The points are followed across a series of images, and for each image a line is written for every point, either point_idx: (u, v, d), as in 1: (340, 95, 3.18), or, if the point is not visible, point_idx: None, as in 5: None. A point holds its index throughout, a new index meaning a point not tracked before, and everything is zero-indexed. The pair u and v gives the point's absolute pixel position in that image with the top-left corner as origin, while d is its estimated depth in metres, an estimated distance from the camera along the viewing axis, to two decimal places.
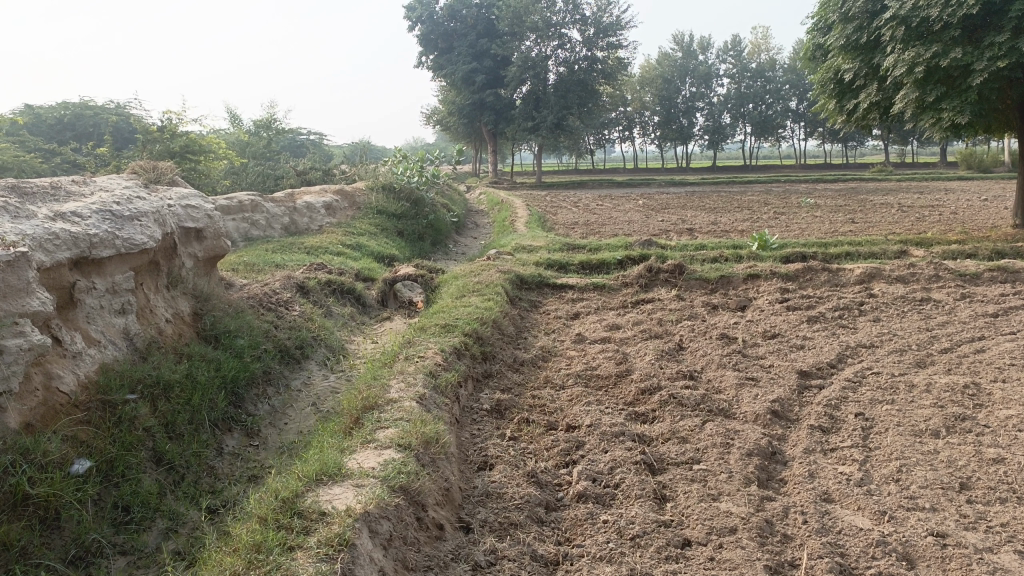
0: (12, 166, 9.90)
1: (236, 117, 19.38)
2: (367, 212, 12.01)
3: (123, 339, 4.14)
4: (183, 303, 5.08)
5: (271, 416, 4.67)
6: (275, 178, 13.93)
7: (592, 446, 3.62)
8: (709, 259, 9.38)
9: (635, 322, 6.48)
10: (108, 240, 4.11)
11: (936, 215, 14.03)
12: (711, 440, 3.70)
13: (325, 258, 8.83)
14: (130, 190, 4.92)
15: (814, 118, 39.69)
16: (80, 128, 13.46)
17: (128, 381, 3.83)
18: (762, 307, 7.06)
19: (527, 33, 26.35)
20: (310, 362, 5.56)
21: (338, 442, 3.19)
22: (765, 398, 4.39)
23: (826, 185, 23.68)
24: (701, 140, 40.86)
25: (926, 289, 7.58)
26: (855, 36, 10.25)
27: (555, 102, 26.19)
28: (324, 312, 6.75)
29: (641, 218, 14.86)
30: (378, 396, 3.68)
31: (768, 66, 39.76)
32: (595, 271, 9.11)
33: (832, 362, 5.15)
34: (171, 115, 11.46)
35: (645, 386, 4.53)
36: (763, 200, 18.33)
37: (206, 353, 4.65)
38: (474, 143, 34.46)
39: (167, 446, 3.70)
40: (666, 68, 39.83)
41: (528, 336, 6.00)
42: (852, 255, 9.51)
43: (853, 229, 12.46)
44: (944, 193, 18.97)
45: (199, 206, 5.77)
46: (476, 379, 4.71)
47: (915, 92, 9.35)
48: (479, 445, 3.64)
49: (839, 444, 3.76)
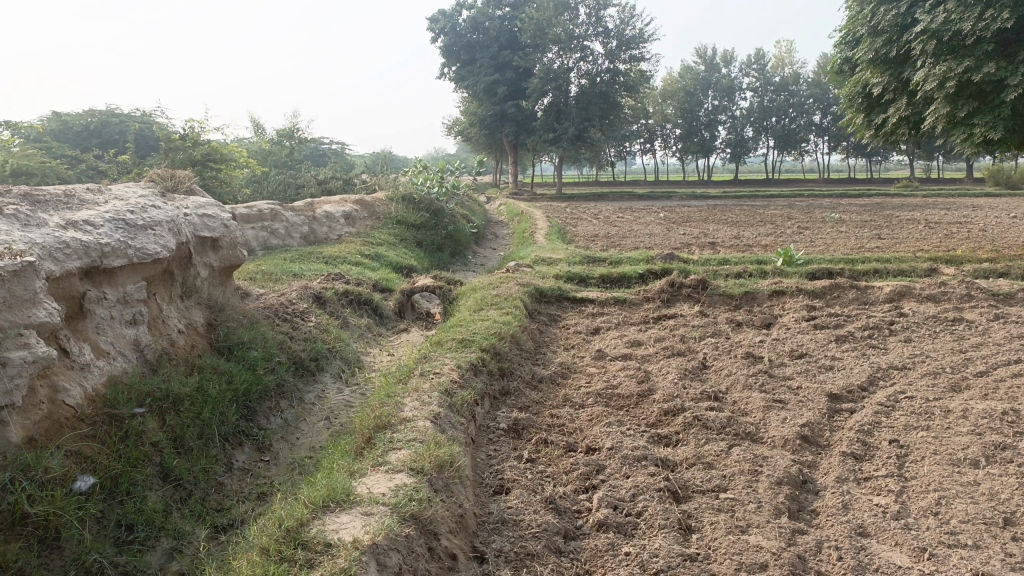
0: (36, 172, 9.94)
1: (259, 127, 19.44)
2: (386, 222, 11.95)
3: (133, 350, 4.05)
4: (197, 313, 5.01)
5: (283, 430, 4.57)
6: (296, 187, 13.92)
7: (614, 471, 3.47)
8: (732, 274, 9.20)
9: (657, 338, 6.32)
10: (120, 250, 4.03)
11: (965, 232, 13.74)
12: (738, 466, 3.53)
13: (343, 268, 8.76)
14: (146, 199, 4.86)
15: (839, 132, 39.30)
16: (105, 135, 13.54)
17: (137, 395, 3.74)
18: (788, 325, 6.88)
19: (550, 46, 26.33)
20: (324, 375, 5.46)
21: (348, 463, 3.06)
22: (793, 422, 4.22)
23: (851, 200, 23.35)
24: (723, 153, 40.59)
25: (958, 309, 7.36)
26: (884, 50, 10.05)
27: (576, 114, 26.13)
28: (340, 323, 6.65)
29: (663, 231, 14.69)
30: (392, 414, 3.56)
31: (791, 80, 39.47)
32: (616, 285, 8.96)
33: (863, 385, 4.96)
34: (194, 123, 11.47)
35: (668, 406, 4.37)
36: (786, 214, 18.09)
37: (219, 366, 4.56)
38: (495, 154, 34.46)
39: (174, 462, 3.60)
40: (688, 81, 39.67)
41: (547, 351, 5.86)
42: (880, 272, 9.28)
43: (880, 245, 12.22)
44: (973, 209, 18.60)
45: (215, 215, 5.70)
46: (493, 397, 4.58)
47: (946, 107, 9.11)
48: (495, 468, 3.50)
49: (872, 473, 3.58)
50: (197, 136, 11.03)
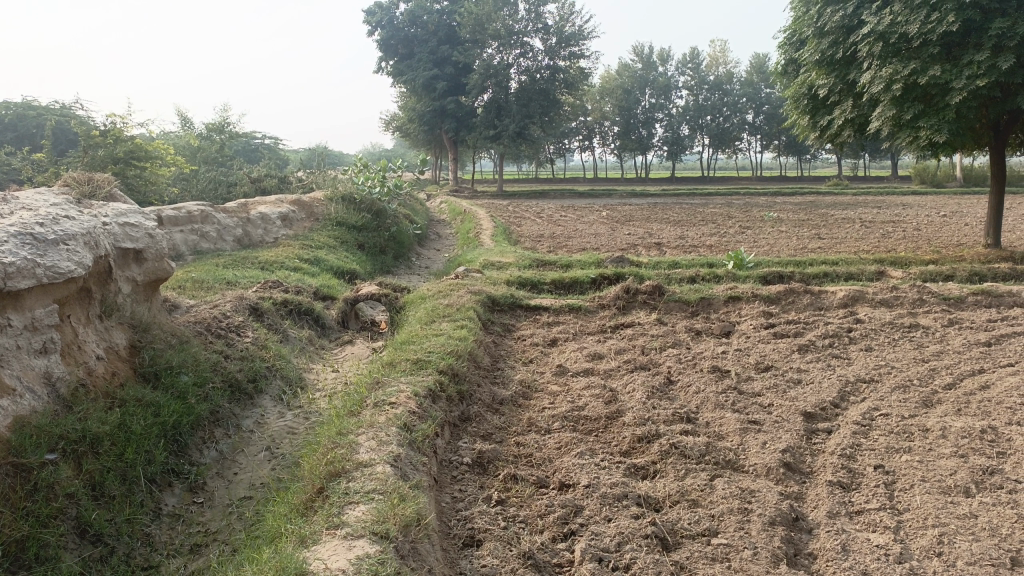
0: None
1: (187, 121, 18.50)
2: (325, 223, 11.41)
3: (44, 385, 3.54)
4: (118, 335, 4.51)
5: (218, 466, 4.15)
6: (227, 186, 13.23)
7: (593, 513, 3.17)
8: (686, 278, 9.01)
9: (618, 350, 6.03)
10: (28, 269, 3.50)
11: (901, 231, 13.94)
12: (726, 503, 3.27)
13: (281, 274, 8.24)
14: (58, 208, 4.30)
15: (771, 131, 39.98)
16: (21, 129, 12.72)
17: (47, 438, 3.25)
18: (747, 333, 6.68)
19: (488, 41, 25.96)
20: (263, 398, 5.02)
21: (297, 525, 2.68)
22: (774, 446, 3.97)
23: (786, 198, 23.68)
24: (660, 150, 40.94)
25: (911, 314, 7.29)
26: (830, 51, 10.02)
27: (517, 110, 25.87)
28: (280, 337, 6.17)
29: (608, 231, 14.51)
30: (345, 458, 3.17)
31: (726, 79, 39.98)
32: (568, 290, 8.66)
33: (836, 402, 4.76)
34: (116, 118, 10.74)
35: (641, 432, 4.08)
36: (725, 213, 18.08)
37: (144, 397, 4.06)
38: (434, 150, 33.90)
39: (94, 515, 3.18)
40: (626, 79, 39.87)
41: (505, 367, 5.53)
42: (830, 276, 9.19)
43: (822, 245, 12.26)
44: (904, 208, 19.01)
45: (139, 223, 5.15)
46: (452, 424, 4.22)
47: (892, 109, 9.11)
48: (463, 514, 3.17)
49: (864, 506, 3.36)
50: (120, 133, 10.29)
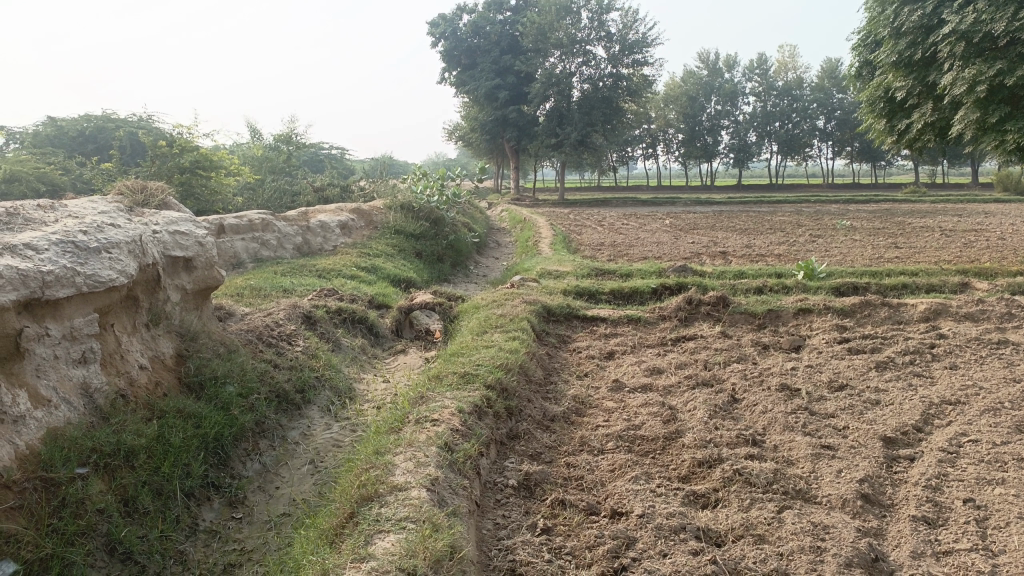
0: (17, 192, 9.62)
1: (256, 132, 18.82)
2: (383, 232, 11.37)
3: (81, 396, 3.47)
4: (165, 344, 4.45)
5: (261, 479, 4.02)
6: (291, 195, 13.37)
7: (647, 547, 2.91)
8: (752, 289, 8.60)
9: (679, 364, 5.72)
10: (67, 277, 3.42)
11: (984, 241, 13.14)
12: (796, 541, 2.97)
13: (338, 282, 8.19)
14: (105, 216, 4.27)
15: (843, 137, 38.80)
16: (99, 140, 13.12)
17: (78, 451, 3.16)
18: (818, 348, 6.27)
19: (551, 50, 25.83)
20: (311, 409, 4.90)
21: (323, 556, 2.51)
22: (849, 475, 3.62)
23: (859, 206, 22.74)
24: (726, 158, 40.05)
25: (1000, 330, 6.74)
26: (908, 52, 9.46)
27: (579, 119, 25.59)
28: (332, 346, 6.05)
29: (671, 240, 14.11)
30: (379, 482, 3.00)
31: (795, 84, 38.90)
32: (628, 301, 8.36)
33: (918, 426, 4.35)
34: (183, 128, 10.91)
35: (702, 456, 3.79)
36: (795, 221, 17.39)
37: (186, 408, 3.96)
38: (496, 159, 33.93)
39: (124, 532, 3.08)
40: (691, 86, 39.15)
41: (558, 381, 5.28)
42: (909, 288, 8.64)
43: (899, 255, 11.63)
44: (987, 216, 17.98)
45: (189, 231, 5.10)
46: (499, 443, 4.01)
47: (976, 112, 8.50)
48: (506, 544, 2.96)
49: (953, 545, 3.01)
50: (186, 142, 10.42)
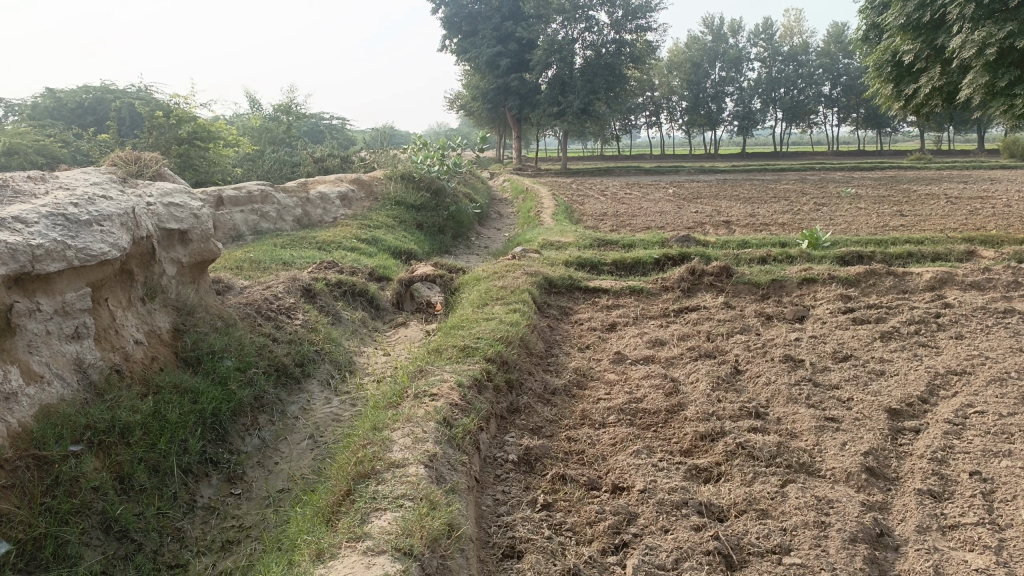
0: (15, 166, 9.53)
1: (256, 103, 18.61)
2: (384, 203, 11.27)
3: (75, 372, 3.43)
4: (161, 318, 4.39)
5: (259, 454, 3.99)
6: (292, 166, 13.24)
7: (649, 523, 2.88)
8: (756, 259, 8.51)
9: (682, 336, 5.66)
10: (57, 251, 3.35)
11: (989, 208, 13.00)
12: (800, 515, 2.93)
13: (338, 254, 8.12)
14: (98, 188, 4.19)
15: (848, 104, 38.35)
16: (98, 112, 12.96)
17: (72, 428, 3.12)
18: (823, 319, 6.20)
19: (554, 16, 25.42)
20: (310, 383, 4.85)
21: (319, 536, 2.48)
22: (854, 448, 3.58)
23: (864, 173, 22.51)
24: (730, 125, 39.65)
25: (1006, 298, 6.65)
26: (917, 15, 9.26)
27: (581, 86, 25.27)
28: (332, 319, 6.00)
29: (673, 209, 13.98)
30: (376, 458, 2.97)
31: (801, 50, 38.35)
32: (630, 272, 8.28)
33: (924, 398, 4.29)
34: (181, 99, 10.75)
35: (705, 429, 3.74)
36: (799, 189, 17.22)
37: (182, 383, 3.92)
38: (498, 129, 33.58)
39: (120, 509, 3.05)
40: (695, 52, 38.63)
41: (559, 354, 5.23)
42: (915, 256, 8.54)
43: (904, 223, 11.51)
44: (993, 183, 17.80)
45: (184, 203, 5.02)
46: (499, 417, 3.96)
47: (986, 76, 8.33)
48: (506, 520, 2.93)
49: (959, 519, 2.96)
50: (183, 113, 10.29)
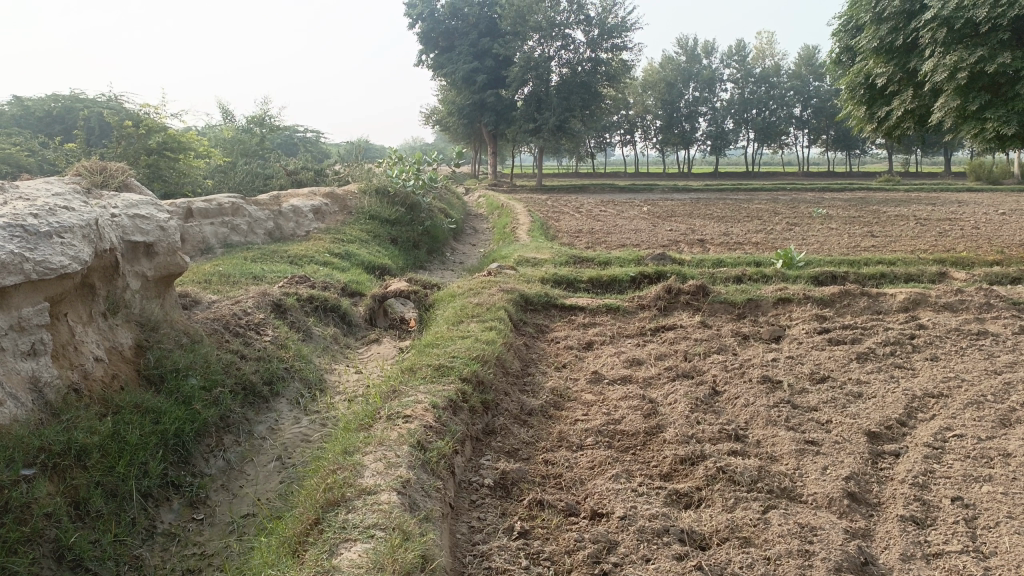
0: None
1: (228, 114, 18.38)
2: (358, 217, 11.13)
3: (29, 391, 3.27)
4: (123, 334, 4.23)
5: (224, 477, 3.84)
6: (264, 178, 13.05)
7: (629, 552, 2.79)
8: (731, 278, 8.51)
9: (659, 355, 5.59)
10: (13, 264, 3.20)
11: (958, 230, 13.18)
12: (783, 543, 2.86)
13: (310, 269, 7.98)
14: (60, 199, 4.03)
15: (819, 125, 38.94)
16: (66, 121, 12.69)
17: (24, 451, 2.96)
18: (799, 339, 6.17)
19: (530, 34, 25.48)
20: (279, 401, 4.71)
21: (283, 568, 2.36)
22: (835, 472, 3.52)
23: (835, 193, 22.78)
24: (703, 145, 40.04)
25: (979, 320, 6.69)
26: (889, 38, 9.39)
27: (557, 104, 25.34)
28: (303, 335, 5.86)
29: (648, 227, 14.00)
30: (347, 484, 2.86)
31: (773, 72, 38.91)
32: (606, 290, 8.23)
33: (902, 421, 4.26)
34: (151, 108, 10.56)
35: (684, 452, 3.66)
36: (772, 209, 17.36)
37: (144, 402, 3.76)
38: (473, 144, 33.57)
39: (74, 537, 2.90)
40: (669, 72, 39.00)
41: (535, 373, 5.14)
42: (888, 277, 8.60)
43: (876, 244, 11.61)
44: (961, 205, 18.09)
45: (151, 215, 4.86)
46: (474, 439, 3.86)
47: (957, 99, 8.44)
48: (481, 548, 2.82)
49: (943, 548, 2.91)
50: (153, 124, 10.10)
